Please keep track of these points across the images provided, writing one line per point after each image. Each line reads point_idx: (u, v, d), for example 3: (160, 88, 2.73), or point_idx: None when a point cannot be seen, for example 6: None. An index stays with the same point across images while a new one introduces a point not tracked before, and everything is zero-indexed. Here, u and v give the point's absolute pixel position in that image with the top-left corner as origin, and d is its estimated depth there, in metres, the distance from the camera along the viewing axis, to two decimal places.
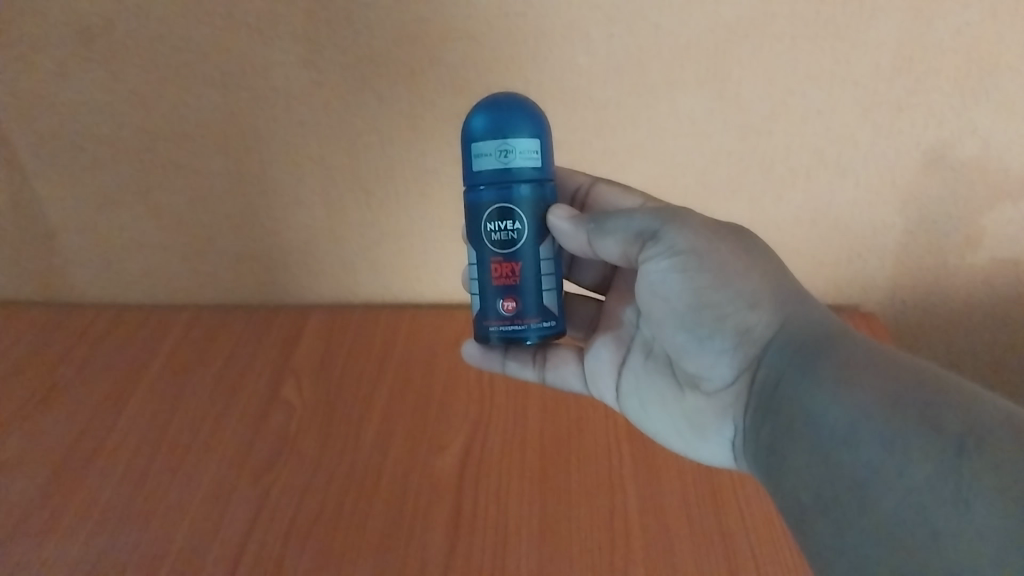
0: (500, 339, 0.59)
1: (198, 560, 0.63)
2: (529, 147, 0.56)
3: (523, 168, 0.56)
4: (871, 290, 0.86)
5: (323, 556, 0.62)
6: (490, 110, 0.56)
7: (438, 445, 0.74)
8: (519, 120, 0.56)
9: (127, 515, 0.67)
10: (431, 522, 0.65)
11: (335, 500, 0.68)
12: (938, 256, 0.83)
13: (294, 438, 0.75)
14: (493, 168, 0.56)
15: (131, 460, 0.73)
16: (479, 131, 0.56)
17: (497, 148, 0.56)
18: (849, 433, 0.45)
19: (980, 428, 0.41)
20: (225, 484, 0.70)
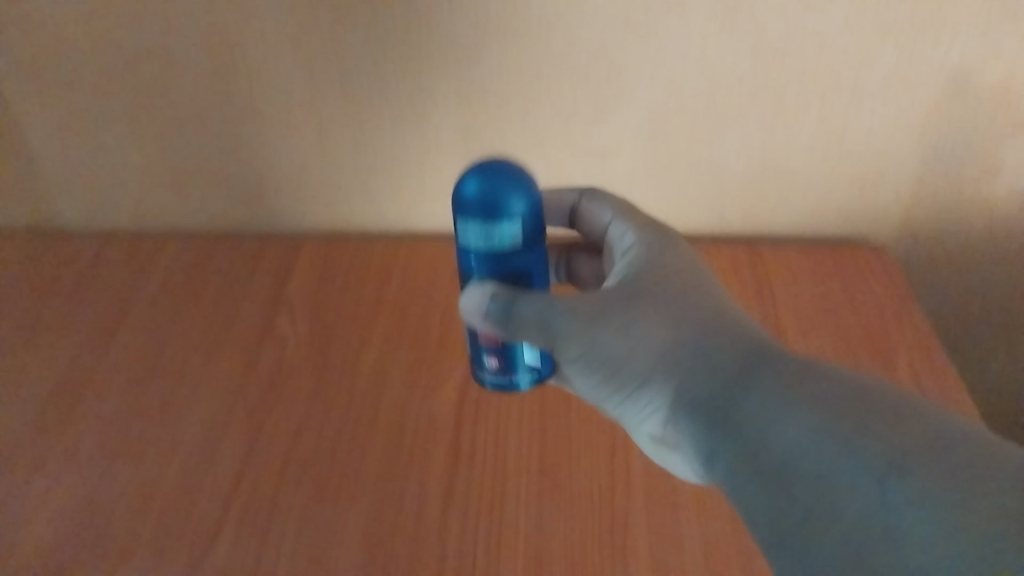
0: (495, 387, 0.63)
1: (189, 503, 0.63)
2: (515, 227, 0.54)
3: (511, 245, 0.55)
4: (882, 215, 0.84)
5: (314, 497, 0.62)
6: (474, 184, 0.53)
7: (438, 377, 0.73)
8: (507, 200, 0.53)
9: (117, 457, 0.66)
10: (427, 462, 0.64)
11: (327, 441, 0.67)
12: (956, 183, 0.80)
13: (288, 372, 0.74)
14: (478, 245, 0.55)
15: (120, 394, 0.72)
16: (467, 201, 0.54)
17: (484, 221, 0.54)
18: (782, 470, 0.45)
19: (914, 461, 0.41)
20: (216, 425, 0.69)
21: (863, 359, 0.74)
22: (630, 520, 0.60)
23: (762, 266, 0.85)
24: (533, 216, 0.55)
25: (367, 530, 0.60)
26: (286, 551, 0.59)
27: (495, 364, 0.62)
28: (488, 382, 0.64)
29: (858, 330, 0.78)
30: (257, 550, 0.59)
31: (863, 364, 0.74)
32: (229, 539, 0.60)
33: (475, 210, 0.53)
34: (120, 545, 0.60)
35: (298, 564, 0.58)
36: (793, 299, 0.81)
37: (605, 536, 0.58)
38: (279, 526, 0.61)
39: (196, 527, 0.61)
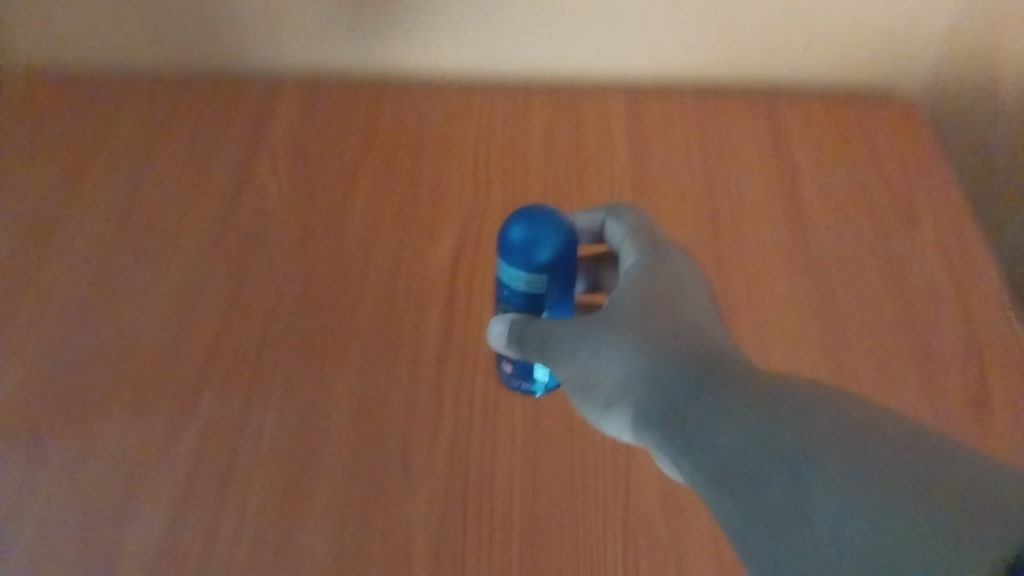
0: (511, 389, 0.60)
1: (170, 359, 0.62)
2: (553, 281, 0.52)
3: (549, 292, 0.53)
4: (909, 54, 0.78)
5: (296, 370, 0.61)
6: (516, 234, 0.51)
7: (431, 236, 0.69)
8: (546, 251, 0.50)
9: (92, 325, 0.64)
10: (418, 338, 0.63)
11: (313, 309, 0.65)
12: (994, 20, 0.74)
13: (270, 230, 0.70)
14: (517, 290, 0.53)
15: (90, 257, 0.68)
16: (510, 251, 0.51)
17: (528, 270, 0.51)
18: (714, 476, 0.39)
19: (868, 486, 0.33)
20: (193, 288, 0.66)
21: (880, 207, 0.71)
22: None
23: (779, 111, 0.80)
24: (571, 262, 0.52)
25: (358, 396, 0.60)
26: (271, 413, 0.59)
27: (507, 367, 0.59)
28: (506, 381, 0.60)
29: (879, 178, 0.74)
30: (242, 410, 0.59)
31: (880, 216, 0.71)
32: (212, 397, 0.60)
33: (516, 258, 0.51)
34: (100, 399, 0.60)
35: (285, 424, 0.58)
36: (808, 142, 0.77)
37: None
38: (263, 392, 0.60)
39: (177, 383, 0.60)
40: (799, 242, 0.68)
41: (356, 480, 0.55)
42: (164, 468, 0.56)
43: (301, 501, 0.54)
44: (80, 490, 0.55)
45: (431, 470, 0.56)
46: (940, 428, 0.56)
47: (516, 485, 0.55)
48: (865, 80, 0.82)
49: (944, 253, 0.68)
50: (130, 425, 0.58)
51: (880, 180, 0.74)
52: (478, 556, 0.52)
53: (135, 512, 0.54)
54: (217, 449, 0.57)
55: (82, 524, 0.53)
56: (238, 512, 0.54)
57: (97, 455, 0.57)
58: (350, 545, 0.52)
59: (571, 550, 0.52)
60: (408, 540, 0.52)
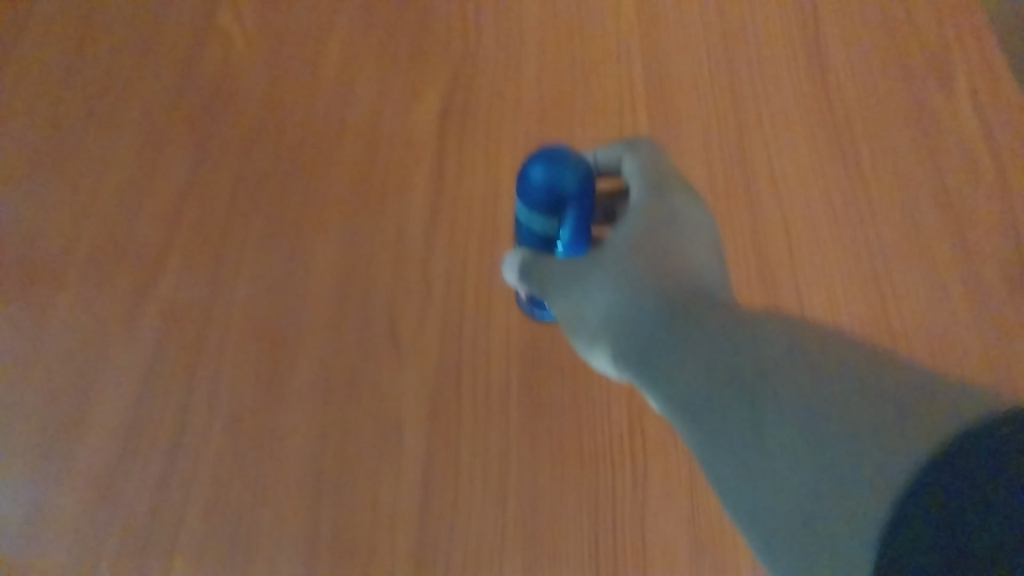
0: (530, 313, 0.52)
1: (128, 227, 0.56)
2: (575, 221, 0.46)
3: (571, 233, 0.46)
4: None
5: (269, 241, 0.55)
6: (537, 170, 0.44)
7: (417, 93, 0.63)
8: (569, 185, 0.44)
9: (40, 191, 0.58)
10: (405, 206, 0.57)
11: (287, 175, 0.58)
12: None
13: (237, 87, 0.63)
14: (536, 231, 0.47)
15: (34, 115, 0.61)
16: (527, 191, 0.45)
17: (544, 212, 0.45)
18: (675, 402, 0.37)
19: (873, 473, 0.29)
20: (153, 151, 0.60)
21: (912, 53, 0.65)
22: None
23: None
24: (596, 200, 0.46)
25: (338, 265, 0.54)
26: (243, 284, 0.53)
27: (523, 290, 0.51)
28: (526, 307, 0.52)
29: (913, 16, 0.67)
30: (211, 282, 0.54)
31: (911, 62, 0.64)
32: (177, 268, 0.54)
33: (534, 196, 0.45)
34: (52, 271, 0.54)
35: (259, 297, 0.53)
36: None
37: None
38: (233, 266, 0.54)
39: (136, 252, 0.55)
40: (820, 100, 0.63)
41: (338, 357, 0.51)
42: (127, 346, 0.51)
43: (279, 379, 0.50)
44: (35, 371, 0.50)
45: (422, 346, 0.51)
46: (965, 303, 0.53)
47: (514, 361, 0.51)
48: None
49: (981, 101, 0.62)
50: (88, 299, 0.53)
51: (915, 19, 0.67)
52: (474, 437, 0.48)
53: (96, 395, 0.50)
54: (185, 324, 0.52)
55: (40, 408, 0.49)
56: (209, 392, 0.49)
57: (52, 332, 0.52)
58: (333, 426, 0.48)
59: (575, 431, 0.49)
60: (397, 421, 0.48)
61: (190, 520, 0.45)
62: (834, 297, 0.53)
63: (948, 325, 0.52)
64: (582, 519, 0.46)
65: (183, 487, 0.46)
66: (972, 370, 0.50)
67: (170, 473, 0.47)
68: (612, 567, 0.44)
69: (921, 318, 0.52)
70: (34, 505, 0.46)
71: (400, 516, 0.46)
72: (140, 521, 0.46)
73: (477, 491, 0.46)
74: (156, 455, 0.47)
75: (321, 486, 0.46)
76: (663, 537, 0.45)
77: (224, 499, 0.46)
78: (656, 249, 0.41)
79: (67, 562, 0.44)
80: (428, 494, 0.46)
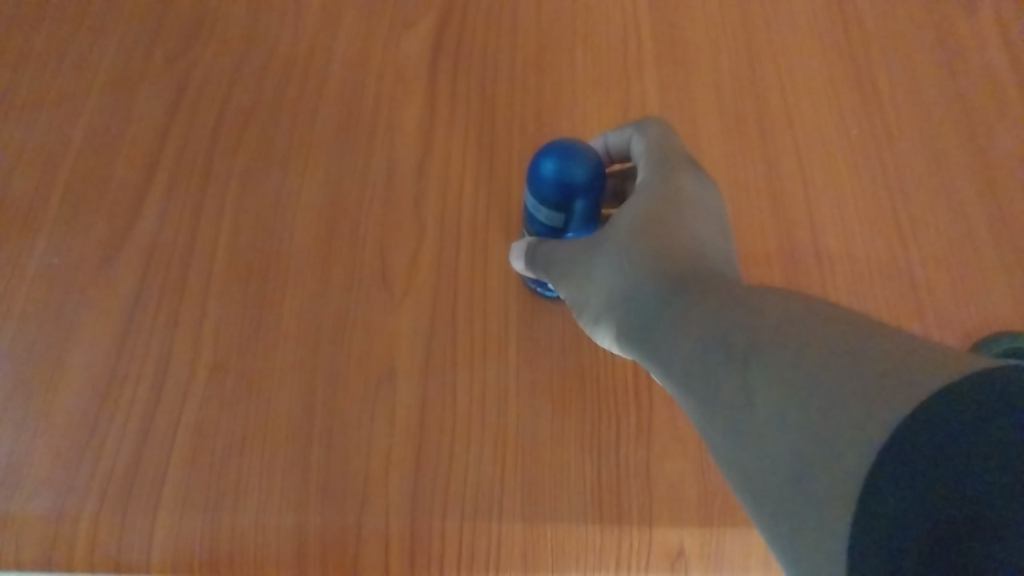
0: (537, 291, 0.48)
1: (103, 165, 0.53)
2: (584, 214, 0.43)
3: (578, 227, 0.44)
4: None
5: (251, 181, 0.52)
6: (547, 164, 0.42)
7: (404, 23, 0.59)
8: (579, 180, 0.41)
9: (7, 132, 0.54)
10: (394, 142, 0.54)
11: (268, 111, 0.55)
12: None
13: (214, 20, 0.59)
14: (543, 222, 0.45)
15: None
16: (536, 186, 0.43)
17: (553, 205, 0.43)
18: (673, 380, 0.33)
19: (862, 418, 0.25)
20: (126, 89, 0.56)
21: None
22: None
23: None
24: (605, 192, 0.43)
25: (326, 205, 0.51)
26: (227, 225, 0.51)
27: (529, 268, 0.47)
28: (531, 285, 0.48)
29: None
30: (193, 223, 0.51)
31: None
32: (156, 208, 0.51)
33: (543, 190, 0.42)
34: (23, 210, 0.51)
35: (244, 238, 0.50)
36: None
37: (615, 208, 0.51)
38: (213, 208, 0.51)
39: (112, 192, 0.52)
40: (836, 16, 0.58)
41: (327, 300, 0.48)
42: (104, 289, 0.49)
43: (265, 324, 0.47)
44: (8, 316, 0.48)
45: (415, 287, 0.48)
46: (987, 232, 0.50)
47: (513, 300, 0.48)
48: None
49: (1002, 19, 0.58)
50: (62, 243, 0.50)
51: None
52: (471, 381, 0.45)
53: (73, 340, 0.47)
54: (166, 268, 0.49)
55: (14, 354, 0.46)
56: (192, 337, 0.47)
57: (24, 274, 0.49)
58: (322, 371, 0.46)
59: (577, 373, 0.46)
60: (390, 365, 0.46)
61: (173, 468, 0.43)
62: (848, 221, 0.50)
63: (968, 256, 0.49)
64: (585, 463, 0.43)
65: (165, 435, 0.44)
66: (994, 302, 0.47)
67: (152, 421, 0.44)
68: (618, 513, 0.42)
69: (940, 247, 0.49)
70: (8, 455, 0.44)
71: (395, 462, 0.43)
72: (121, 469, 0.43)
73: (475, 436, 0.44)
74: (137, 401, 0.45)
75: (310, 435, 0.44)
76: (671, 481, 0.43)
77: (208, 446, 0.44)
78: (653, 218, 0.39)
79: (44, 512, 0.42)
80: (422, 444, 0.44)
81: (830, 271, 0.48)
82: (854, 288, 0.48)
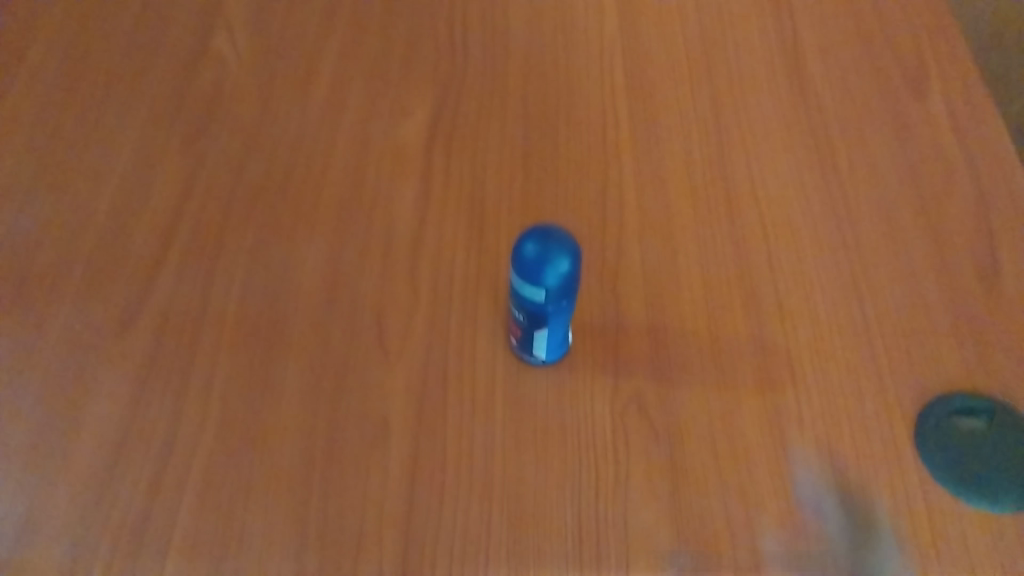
0: (515, 346, 0.51)
1: (123, 237, 0.58)
2: (552, 301, 0.46)
3: (548, 310, 0.46)
4: None
5: (258, 252, 0.57)
6: (525, 250, 0.44)
7: (404, 108, 0.64)
8: (549, 276, 0.44)
9: (37, 208, 0.59)
10: (391, 216, 0.58)
11: (276, 188, 0.60)
12: None
13: (229, 105, 0.65)
14: (517, 300, 0.47)
15: (32, 135, 0.63)
16: (517, 266, 0.45)
17: (531, 286, 0.45)
18: None
19: None
20: (146, 167, 0.61)
21: (885, 62, 0.66)
22: (621, 271, 0.55)
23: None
24: (575, 285, 0.45)
25: (328, 273, 0.56)
26: (236, 292, 0.55)
27: (512, 326, 0.51)
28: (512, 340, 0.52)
29: (887, 29, 0.69)
30: (205, 289, 0.55)
31: (885, 70, 0.66)
32: (171, 275, 0.56)
33: (519, 275, 0.45)
34: (49, 278, 0.56)
35: (251, 303, 0.54)
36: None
37: (594, 275, 0.55)
38: (224, 277, 0.55)
39: (132, 260, 0.56)
40: (799, 102, 0.64)
41: (327, 361, 0.52)
42: (121, 353, 0.52)
43: (270, 382, 0.51)
44: (33, 374, 0.52)
45: (409, 348, 0.52)
46: (940, 298, 0.54)
47: (500, 362, 0.52)
48: None
49: (952, 105, 0.64)
50: (83, 309, 0.54)
51: (887, 31, 0.69)
52: (460, 435, 0.49)
53: (92, 396, 0.51)
54: (179, 330, 0.53)
55: (38, 409, 0.50)
56: (202, 395, 0.50)
57: (48, 336, 0.53)
58: (322, 426, 0.49)
59: (558, 426, 0.49)
60: (385, 420, 0.49)
61: (182, 515, 0.46)
62: (810, 289, 0.54)
63: (922, 320, 0.53)
64: (566, 511, 0.46)
65: (174, 487, 0.47)
66: (946, 362, 0.51)
67: (163, 472, 0.48)
68: (596, 559, 0.45)
69: (896, 313, 0.53)
70: (29, 503, 0.47)
71: (388, 511, 0.46)
72: (134, 516, 0.46)
73: (463, 486, 0.47)
74: (151, 453, 0.48)
75: (309, 487, 0.47)
76: (646, 528, 0.46)
77: (216, 496, 0.47)
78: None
79: (61, 556, 0.45)
80: (415, 495, 0.47)
81: (793, 334, 0.52)
82: (816, 349, 0.52)
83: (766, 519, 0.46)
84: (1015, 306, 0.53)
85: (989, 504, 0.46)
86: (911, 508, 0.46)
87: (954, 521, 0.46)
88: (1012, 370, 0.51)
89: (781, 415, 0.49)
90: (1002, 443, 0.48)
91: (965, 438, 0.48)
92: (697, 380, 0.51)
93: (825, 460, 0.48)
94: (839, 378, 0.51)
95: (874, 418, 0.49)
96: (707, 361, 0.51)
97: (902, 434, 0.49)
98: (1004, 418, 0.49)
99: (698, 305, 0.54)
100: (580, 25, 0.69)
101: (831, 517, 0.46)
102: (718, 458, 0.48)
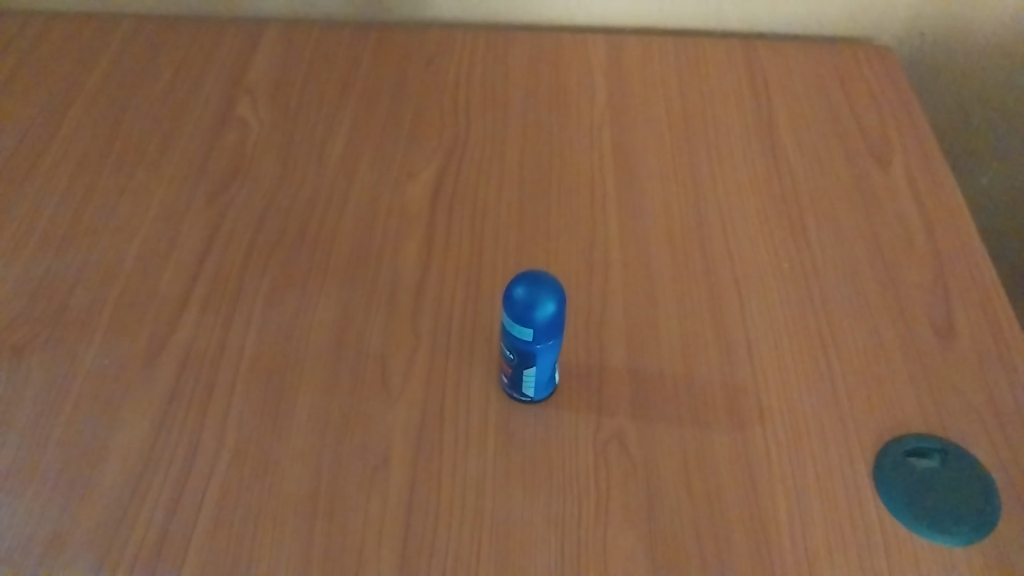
0: (507, 387, 0.56)
1: (150, 280, 0.63)
2: (540, 339, 0.50)
3: (537, 350, 0.51)
4: (887, 10, 0.80)
5: (271, 296, 0.62)
6: (516, 292, 0.49)
7: (410, 169, 0.70)
8: (537, 316, 0.48)
9: (71, 254, 0.65)
10: (397, 266, 0.64)
11: (291, 241, 0.65)
12: None
13: (250, 164, 0.71)
14: (509, 341, 0.52)
15: (69, 187, 0.69)
16: (507, 306, 0.49)
17: (519, 326, 0.49)
18: None
19: None
20: (173, 219, 0.67)
21: (852, 137, 0.72)
22: (605, 318, 0.60)
23: (757, 47, 0.81)
24: (560, 323, 0.50)
25: (336, 319, 0.61)
26: (251, 335, 0.60)
27: (504, 369, 0.55)
28: (505, 382, 0.56)
29: (856, 108, 0.75)
30: (223, 330, 0.60)
31: (852, 144, 0.72)
32: (193, 316, 0.61)
33: (511, 314, 0.49)
34: (81, 317, 0.61)
35: (265, 345, 0.59)
36: (783, 75, 0.78)
37: (580, 323, 0.60)
38: (241, 319, 0.61)
39: (157, 304, 0.61)
40: (772, 172, 0.70)
41: (333, 398, 0.56)
42: (146, 384, 0.57)
43: (281, 417, 0.55)
44: (62, 406, 0.56)
45: (409, 388, 0.57)
46: (898, 350, 0.58)
47: (492, 399, 0.56)
48: (845, 32, 0.83)
49: (911, 177, 0.69)
50: (111, 345, 0.59)
51: (855, 109, 0.75)
52: (454, 467, 0.53)
53: (118, 426, 0.55)
54: (199, 366, 0.58)
55: (66, 439, 0.55)
56: (218, 427, 0.55)
57: (79, 371, 0.58)
58: (328, 456, 0.54)
59: (544, 459, 0.54)
60: (384, 453, 0.54)
61: (197, 534, 0.50)
62: (780, 339, 0.59)
63: (881, 370, 0.57)
64: (549, 536, 0.50)
65: (191, 505, 0.52)
66: (902, 408, 0.56)
67: (180, 496, 0.52)
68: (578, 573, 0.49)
69: (857, 363, 0.58)
70: (57, 521, 0.51)
71: (387, 534, 0.50)
72: (154, 533, 0.50)
73: (455, 512, 0.51)
74: (170, 476, 0.53)
75: (314, 508, 0.51)
76: (623, 554, 0.49)
77: (228, 519, 0.51)
78: None
79: (85, 572, 0.49)
80: (410, 518, 0.51)
81: (763, 380, 0.57)
82: (783, 394, 0.56)
83: (735, 547, 0.50)
84: (965, 359, 0.58)
85: (951, 539, 0.49)
86: (870, 539, 0.50)
87: (912, 553, 0.49)
88: (963, 415, 0.55)
89: (750, 454, 0.53)
90: (955, 482, 0.52)
91: (923, 477, 0.52)
92: (672, 420, 0.55)
93: (790, 495, 0.52)
94: (803, 419, 0.55)
95: (836, 456, 0.53)
96: (683, 404, 0.56)
97: (862, 472, 0.53)
98: (955, 458, 0.52)
99: (675, 353, 0.58)
100: (573, 98, 0.76)
101: (799, 548, 0.50)
102: (691, 491, 0.52)
